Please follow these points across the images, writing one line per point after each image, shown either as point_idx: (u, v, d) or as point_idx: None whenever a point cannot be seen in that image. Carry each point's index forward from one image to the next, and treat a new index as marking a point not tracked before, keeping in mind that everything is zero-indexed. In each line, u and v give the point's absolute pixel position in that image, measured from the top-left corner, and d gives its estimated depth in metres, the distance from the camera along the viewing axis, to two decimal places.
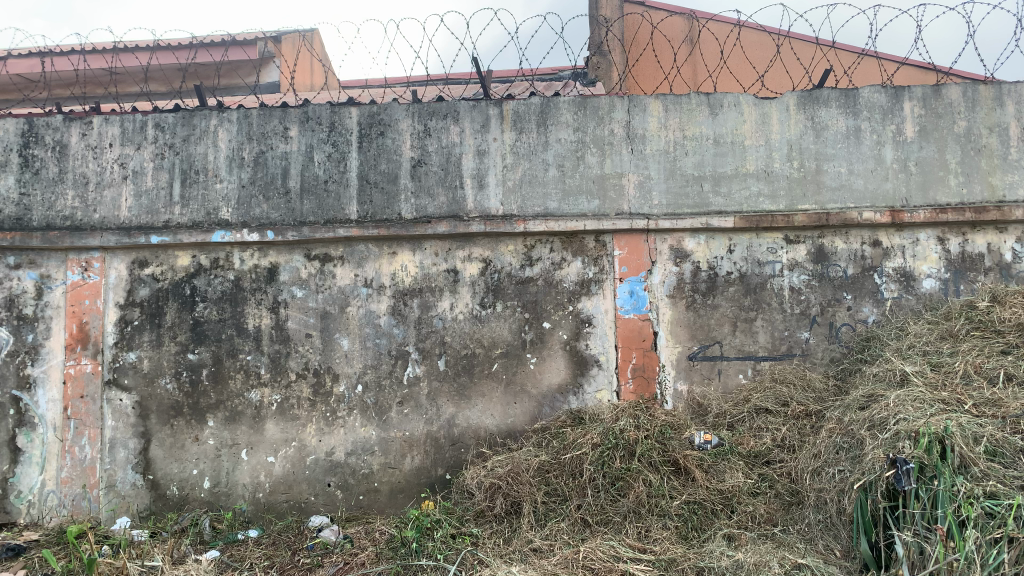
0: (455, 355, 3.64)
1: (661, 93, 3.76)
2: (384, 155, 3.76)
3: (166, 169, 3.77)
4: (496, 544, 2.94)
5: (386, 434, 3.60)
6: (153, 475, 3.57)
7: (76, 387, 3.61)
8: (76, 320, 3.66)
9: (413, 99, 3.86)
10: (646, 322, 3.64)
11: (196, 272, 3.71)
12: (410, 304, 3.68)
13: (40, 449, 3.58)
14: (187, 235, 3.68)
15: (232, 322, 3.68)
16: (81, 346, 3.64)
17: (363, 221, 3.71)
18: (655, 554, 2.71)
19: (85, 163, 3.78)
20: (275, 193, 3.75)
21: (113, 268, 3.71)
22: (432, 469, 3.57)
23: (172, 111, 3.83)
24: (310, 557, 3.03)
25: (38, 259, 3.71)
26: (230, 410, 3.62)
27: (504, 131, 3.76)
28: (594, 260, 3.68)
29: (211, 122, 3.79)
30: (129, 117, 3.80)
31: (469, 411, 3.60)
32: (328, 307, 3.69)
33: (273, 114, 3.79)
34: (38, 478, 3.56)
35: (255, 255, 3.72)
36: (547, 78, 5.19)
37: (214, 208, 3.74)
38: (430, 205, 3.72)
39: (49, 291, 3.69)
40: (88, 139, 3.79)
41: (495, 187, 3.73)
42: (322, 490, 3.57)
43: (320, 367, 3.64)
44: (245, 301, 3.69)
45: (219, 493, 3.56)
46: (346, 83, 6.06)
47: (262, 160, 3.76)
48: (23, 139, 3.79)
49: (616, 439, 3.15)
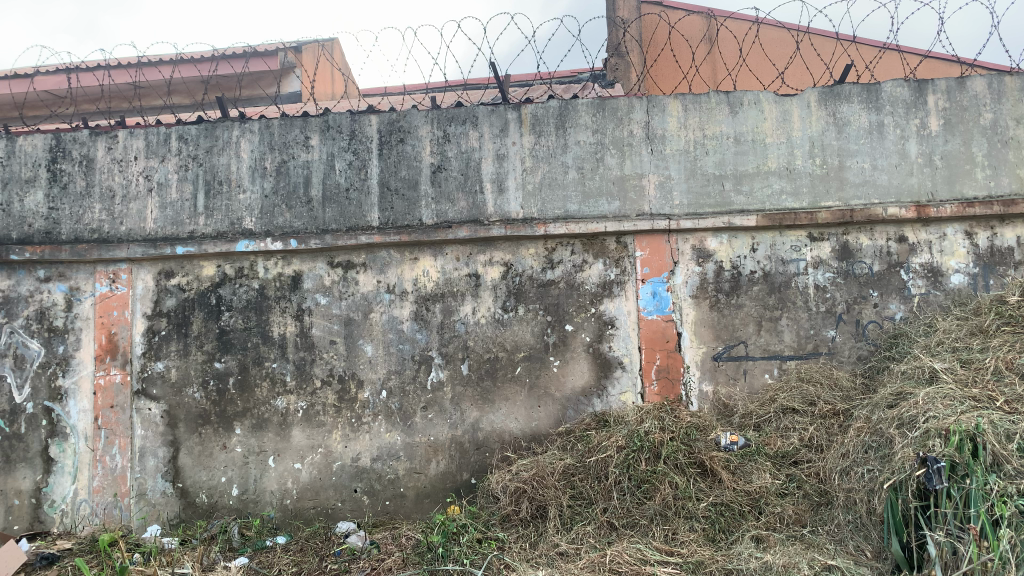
0: (478, 359, 3.64)
1: (680, 92, 3.74)
2: (404, 161, 3.78)
3: (190, 180, 3.81)
4: (523, 548, 2.93)
5: (410, 439, 3.61)
6: (182, 483, 3.61)
7: (106, 397, 3.66)
8: (105, 331, 3.72)
9: (432, 105, 3.87)
10: (669, 323, 3.62)
11: (221, 282, 3.75)
12: (433, 309, 3.69)
13: (72, 459, 3.63)
14: (212, 245, 3.72)
15: (258, 331, 3.71)
16: (110, 357, 3.70)
17: (384, 228, 3.73)
18: (683, 557, 2.69)
19: (112, 177, 3.84)
20: (298, 202, 3.78)
21: (141, 279, 3.77)
22: (458, 473, 3.58)
23: (196, 123, 3.88)
24: (338, 563, 3.05)
25: (68, 271, 3.77)
26: (257, 418, 3.65)
27: (523, 135, 3.76)
28: (616, 261, 3.67)
29: (233, 133, 3.83)
30: (154, 130, 3.85)
31: (492, 414, 3.60)
32: (352, 314, 3.71)
33: (294, 124, 3.82)
34: (70, 487, 3.62)
35: (279, 263, 3.75)
36: (565, 81, 5.20)
37: (238, 218, 3.78)
38: (451, 210, 3.74)
39: (78, 303, 3.75)
40: (114, 153, 3.85)
41: (515, 191, 3.74)
42: (349, 496, 3.58)
43: (345, 374, 3.67)
44: (271, 309, 3.73)
45: (247, 500, 3.60)
46: (366, 91, 6.11)
47: (284, 169, 3.80)
48: (50, 154, 3.86)
49: (641, 442, 3.14)
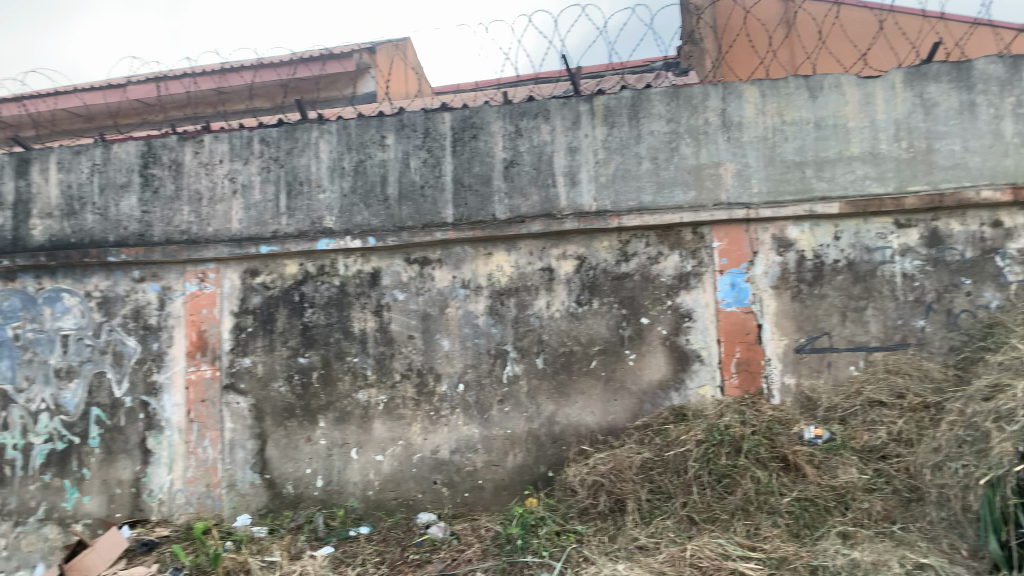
0: (554, 353, 3.65)
1: (756, 78, 3.65)
2: (477, 157, 3.81)
3: (272, 181, 3.94)
4: (601, 542, 2.93)
5: (488, 432, 3.64)
6: (270, 474, 3.74)
7: (198, 391, 3.83)
8: (196, 328, 3.88)
9: (504, 100, 3.89)
10: (749, 315, 3.55)
11: (304, 279, 3.87)
12: (507, 303, 3.71)
13: (168, 450, 3.81)
14: (294, 244, 3.84)
15: (339, 326, 3.81)
16: (201, 353, 3.86)
17: (459, 223, 3.77)
18: (766, 552, 2.64)
19: (199, 180, 4.00)
20: (375, 200, 3.86)
21: (228, 278, 3.91)
22: (535, 466, 3.60)
23: (276, 126, 4.00)
24: (419, 553, 3.10)
25: (161, 271, 3.95)
26: (339, 411, 3.75)
27: (596, 126, 3.74)
28: (692, 252, 3.62)
29: (312, 134, 3.93)
30: (237, 134, 3.99)
31: (569, 408, 3.60)
32: (428, 309, 3.77)
33: (370, 124, 3.90)
34: (167, 477, 3.79)
35: (358, 261, 3.84)
36: (638, 70, 5.14)
37: (318, 217, 3.88)
38: (524, 204, 3.75)
39: (171, 302, 3.92)
40: (201, 157, 4.01)
41: (588, 183, 3.72)
42: (429, 487, 3.65)
43: (423, 368, 3.73)
44: (350, 305, 3.82)
45: (332, 491, 3.70)
46: (439, 88, 6.18)
47: (361, 169, 3.88)
48: (143, 160, 4.04)
49: (721, 436, 3.09)
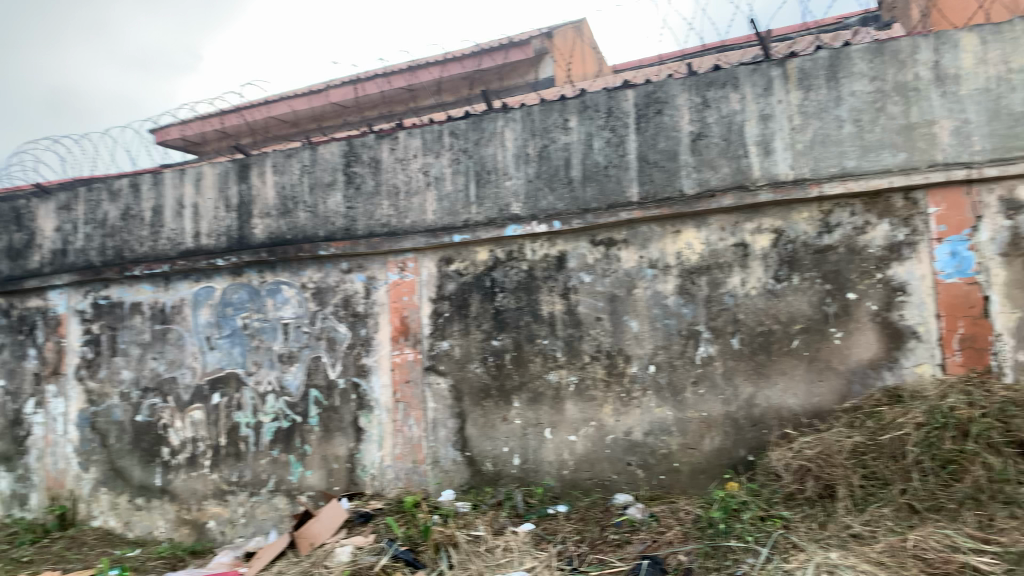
0: (751, 332, 3.51)
1: (976, 23, 3.29)
2: (662, 133, 3.72)
3: (462, 171, 4.07)
4: (810, 529, 2.79)
5: (682, 414, 3.57)
6: (470, 452, 3.89)
7: (402, 374, 4.05)
8: (398, 315, 4.11)
9: (689, 72, 3.77)
10: (974, 286, 3.22)
11: (494, 264, 3.97)
12: (699, 282, 3.61)
13: (377, 429, 4.07)
14: (484, 231, 3.95)
15: (529, 309, 3.88)
16: (403, 337, 4.08)
17: (645, 202, 3.71)
18: (1003, 546, 2.39)
19: (395, 174, 4.21)
20: (560, 184, 3.88)
21: (425, 266, 4.10)
22: (734, 450, 3.49)
23: (464, 117, 4.12)
24: (618, 534, 3.11)
25: (365, 263, 4.21)
26: (533, 391, 3.82)
27: (790, 92, 3.53)
28: (905, 221, 3.34)
29: (498, 123, 4.02)
30: (428, 128, 4.16)
31: (769, 390, 3.46)
32: (616, 290, 3.74)
33: (554, 108, 3.92)
34: (377, 454, 4.05)
35: (545, 244, 3.89)
36: (834, 29, 4.80)
37: (506, 203, 3.96)
38: (713, 177, 3.62)
39: (375, 290, 4.17)
40: (396, 153, 4.22)
41: (782, 153, 3.52)
42: (624, 468, 3.64)
43: (613, 349, 3.71)
44: (539, 289, 3.87)
45: (528, 469, 3.78)
46: (619, 67, 6.11)
47: (546, 153, 3.92)
48: (345, 159, 4.32)
49: (944, 419, 2.83)
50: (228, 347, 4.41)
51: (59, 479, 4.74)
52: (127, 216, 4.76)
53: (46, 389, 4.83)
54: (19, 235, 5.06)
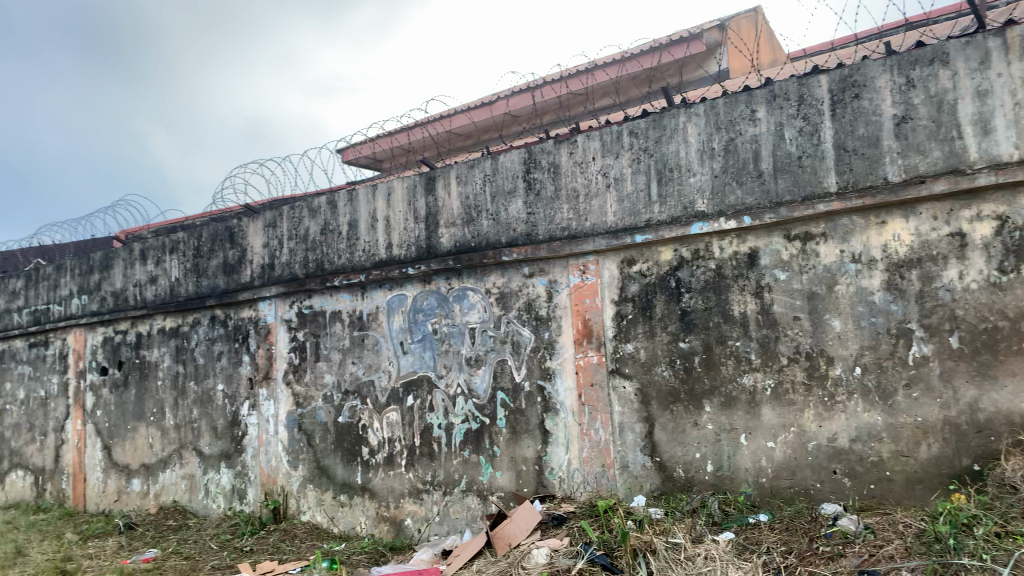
0: (974, 329, 3.20)
1: None
2: (861, 117, 3.48)
3: (643, 171, 4.00)
4: None
5: (894, 420, 3.31)
6: (660, 457, 3.81)
7: (587, 376, 4.04)
8: (581, 317, 4.10)
9: (890, 51, 3.50)
10: None
11: (679, 264, 3.87)
12: (909, 276, 3.34)
13: (564, 431, 4.08)
14: (668, 230, 3.86)
15: (719, 310, 3.75)
16: (587, 340, 4.07)
17: (844, 192, 3.48)
18: None
19: (575, 178, 4.21)
20: (748, 177, 3.72)
21: (606, 268, 4.07)
22: (956, 459, 3.19)
23: (644, 117, 4.06)
24: (830, 546, 2.92)
25: (547, 267, 4.24)
26: (725, 395, 3.68)
27: (1012, 63, 3.18)
28: None
29: (680, 120, 3.92)
30: (607, 130, 4.13)
31: (996, 393, 3.13)
32: (814, 288, 3.54)
33: (739, 100, 3.77)
34: (565, 457, 4.06)
35: (734, 241, 3.74)
36: None
37: (690, 201, 3.85)
38: (922, 162, 3.33)
39: (557, 294, 4.20)
40: (576, 156, 4.22)
41: (1005, 130, 3.18)
42: (828, 477, 3.42)
43: (813, 350, 3.51)
44: (729, 288, 3.73)
45: (723, 476, 3.65)
46: (803, 53, 5.83)
47: (732, 147, 3.77)
48: (525, 166, 4.37)
49: None
50: (420, 351, 4.60)
51: (272, 475, 5.12)
52: (326, 231, 5.09)
53: (259, 392, 5.26)
54: (234, 252, 5.54)
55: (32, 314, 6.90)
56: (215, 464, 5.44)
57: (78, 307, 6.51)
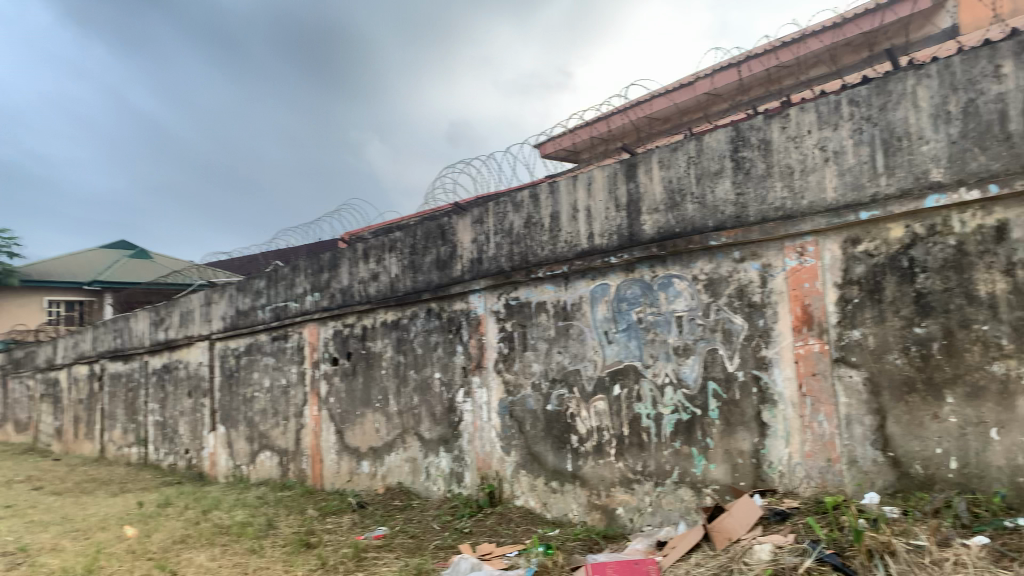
0: None
1: None
2: None
3: (867, 142, 3.68)
4: None
5: None
6: (894, 453, 3.51)
7: (808, 366, 3.81)
8: (800, 303, 3.87)
9: None
10: None
11: (912, 242, 3.54)
12: None
13: (783, 424, 3.88)
14: (898, 204, 3.55)
15: (961, 291, 3.39)
16: (807, 327, 3.83)
17: None
18: None
19: (789, 154, 3.96)
20: (994, 141, 3.32)
21: (827, 250, 3.80)
22: None
23: (866, 83, 3.74)
24: None
25: (760, 250, 4.04)
26: (971, 385, 3.32)
27: None
28: None
29: (909, 83, 3.56)
30: (823, 100, 3.85)
31: None
32: None
33: (980, 55, 3.36)
34: (785, 450, 3.87)
35: (979, 214, 3.36)
36: None
37: (924, 171, 3.50)
38: None
39: (772, 279, 3.98)
40: (788, 131, 3.97)
41: None
42: None
43: None
44: (973, 266, 3.36)
45: (970, 475, 3.29)
46: None
47: (973, 109, 3.37)
48: (732, 145, 4.18)
49: None
50: (625, 340, 4.56)
51: (487, 460, 5.32)
52: (529, 223, 5.18)
53: (472, 381, 5.47)
54: (445, 248, 5.80)
55: (274, 310, 7.65)
56: (434, 449, 5.74)
57: (311, 303, 7.12)
